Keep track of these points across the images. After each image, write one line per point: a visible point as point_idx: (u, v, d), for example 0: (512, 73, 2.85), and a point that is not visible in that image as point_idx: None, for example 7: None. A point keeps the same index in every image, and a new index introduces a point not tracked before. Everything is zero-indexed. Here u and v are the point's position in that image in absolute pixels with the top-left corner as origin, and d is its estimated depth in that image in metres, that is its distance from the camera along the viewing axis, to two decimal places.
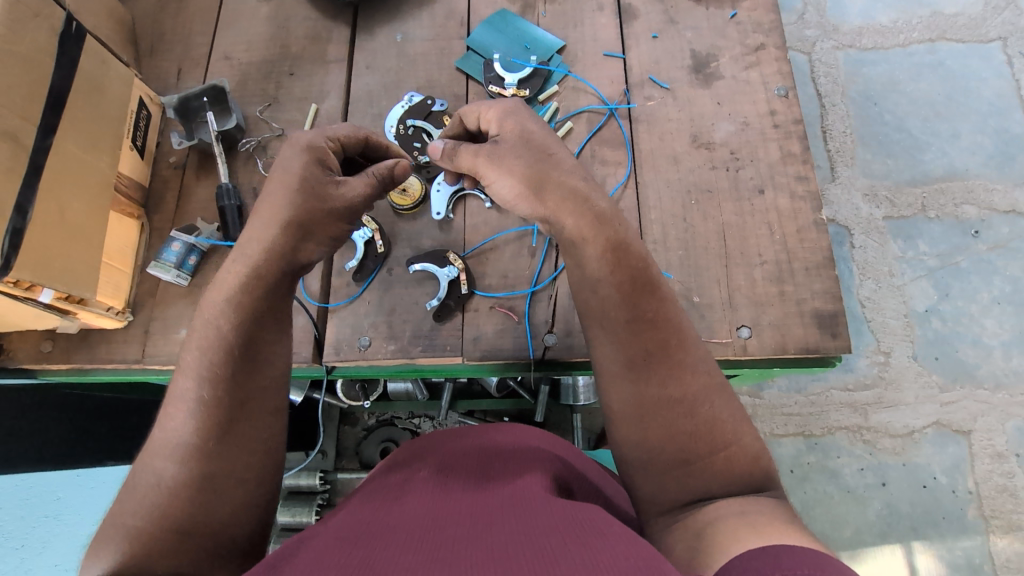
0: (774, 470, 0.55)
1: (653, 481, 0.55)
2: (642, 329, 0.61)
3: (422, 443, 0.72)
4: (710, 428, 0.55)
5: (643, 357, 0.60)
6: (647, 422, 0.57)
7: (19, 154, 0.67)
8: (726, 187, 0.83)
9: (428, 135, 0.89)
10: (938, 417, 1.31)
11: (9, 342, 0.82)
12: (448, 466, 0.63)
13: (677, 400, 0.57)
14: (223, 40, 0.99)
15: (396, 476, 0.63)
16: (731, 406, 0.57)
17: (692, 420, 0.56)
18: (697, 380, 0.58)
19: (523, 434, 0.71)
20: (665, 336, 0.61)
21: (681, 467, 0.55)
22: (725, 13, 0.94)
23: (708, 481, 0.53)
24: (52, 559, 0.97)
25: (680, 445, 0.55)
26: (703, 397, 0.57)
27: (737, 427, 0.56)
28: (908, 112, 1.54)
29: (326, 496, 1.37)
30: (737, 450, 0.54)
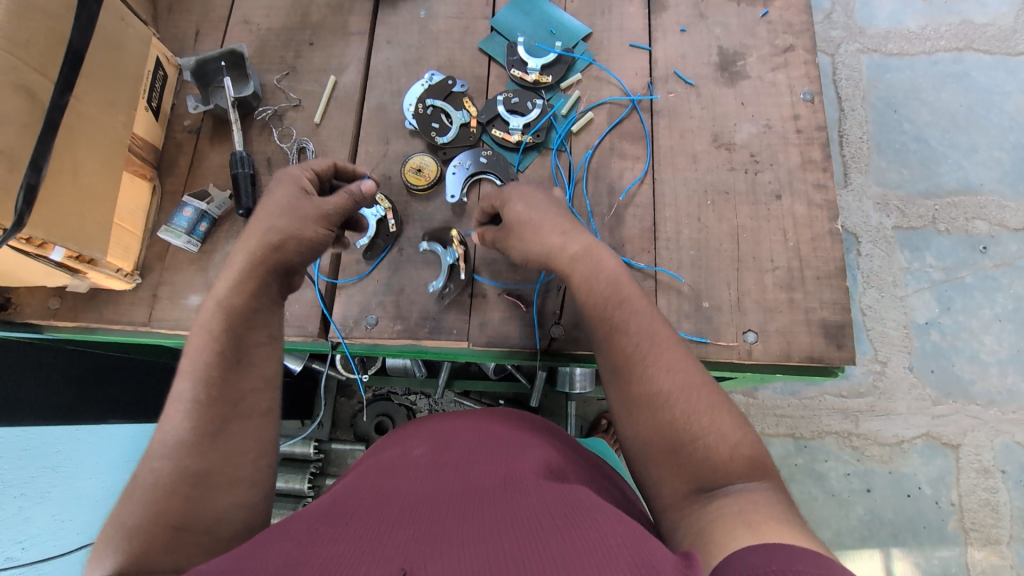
0: (765, 459, 0.52)
1: (652, 471, 0.54)
2: (618, 337, 0.62)
3: (420, 420, 0.73)
4: (690, 419, 0.54)
5: (623, 360, 0.60)
6: (634, 417, 0.57)
7: (36, 110, 0.66)
8: (744, 190, 0.83)
9: (447, 116, 0.88)
10: (928, 429, 1.32)
11: (17, 298, 0.82)
12: (442, 443, 0.64)
13: (654, 395, 0.57)
14: (244, 4, 0.97)
15: (391, 453, 0.64)
16: (711, 396, 0.55)
17: (670, 412, 0.55)
18: (673, 377, 0.57)
19: (518, 420, 0.71)
20: (638, 341, 0.61)
21: (669, 456, 0.53)
22: (756, 11, 0.92)
23: (694, 471, 0.52)
24: (49, 510, 0.99)
25: (665, 438, 0.54)
26: (679, 393, 0.56)
27: (711, 416, 0.54)
28: (928, 122, 1.52)
29: (319, 465, 1.41)
30: (719, 437, 0.52)
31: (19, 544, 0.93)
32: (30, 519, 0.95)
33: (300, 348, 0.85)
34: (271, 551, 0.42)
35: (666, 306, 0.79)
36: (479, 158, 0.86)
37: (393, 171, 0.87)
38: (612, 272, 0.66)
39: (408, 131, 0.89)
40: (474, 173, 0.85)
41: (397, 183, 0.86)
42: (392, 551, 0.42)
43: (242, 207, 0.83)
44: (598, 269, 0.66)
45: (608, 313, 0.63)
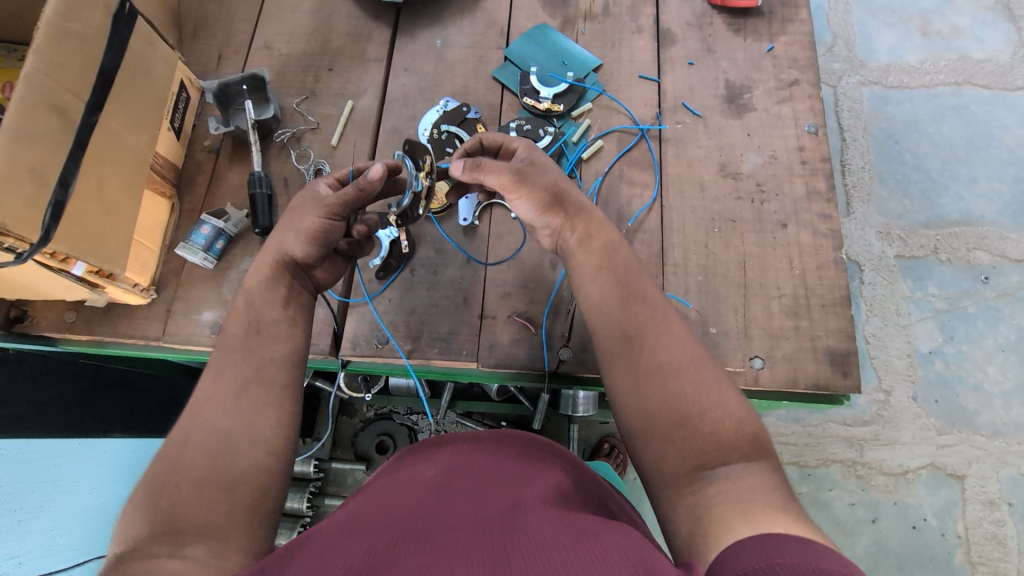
0: (766, 439, 0.54)
1: (654, 452, 0.55)
2: (635, 305, 0.64)
3: (431, 443, 0.73)
4: (697, 393, 0.56)
5: (634, 329, 0.62)
6: (642, 388, 0.58)
7: (67, 129, 0.68)
8: (750, 218, 0.85)
9: (461, 141, 0.90)
10: (933, 459, 1.32)
11: (34, 311, 0.84)
12: (452, 467, 0.65)
13: (664, 365, 0.58)
14: (266, 30, 1.00)
15: (401, 476, 0.64)
16: (718, 372, 0.58)
17: (679, 383, 0.57)
18: (684, 350, 0.60)
19: (528, 445, 0.71)
20: (652, 311, 0.63)
21: (674, 431, 0.54)
22: (762, 46, 0.95)
23: (697, 449, 0.53)
24: (46, 524, 0.93)
25: (671, 410, 0.55)
26: (689, 366, 0.58)
27: (719, 394, 0.56)
28: (928, 154, 1.55)
29: (319, 485, 1.41)
30: (726, 414, 0.54)
31: (15, 560, 0.85)
32: (25, 534, 0.88)
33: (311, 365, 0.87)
34: (289, 567, 0.43)
35: None
36: None
37: None
38: (620, 261, 0.69)
39: None
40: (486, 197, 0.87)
41: None
42: (403, 571, 0.42)
43: (258, 225, 0.85)
44: (612, 250, 0.70)
45: (630, 277, 0.66)
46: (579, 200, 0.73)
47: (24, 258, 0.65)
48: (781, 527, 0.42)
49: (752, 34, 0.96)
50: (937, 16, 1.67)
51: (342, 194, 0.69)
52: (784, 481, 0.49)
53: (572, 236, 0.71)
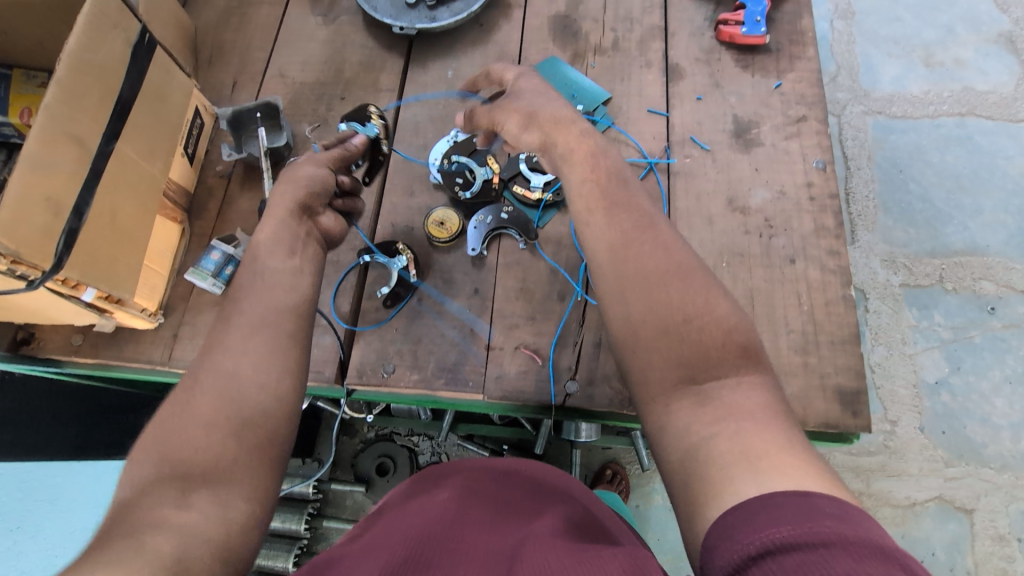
0: (751, 339, 0.55)
1: (639, 357, 0.55)
2: (617, 214, 0.63)
3: (450, 468, 0.74)
4: (685, 299, 0.56)
5: (618, 239, 0.61)
6: (627, 297, 0.58)
7: (84, 158, 0.69)
8: (758, 253, 0.85)
9: (471, 171, 0.91)
10: (941, 492, 1.30)
11: (41, 332, 0.84)
12: (467, 492, 0.65)
13: (650, 273, 0.58)
14: (280, 58, 1.02)
15: (416, 500, 0.65)
16: (704, 278, 0.58)
17: (665, 289, 0.57)
18: (668, 257, 0.59)
19: (544, 476, 0.72)
20: (637, 218, 0.63)
21: (662, 335, 0.55)
22: (770, 82, 0.97)
23: (684, 357, 0.53)
24: (44, 545, 0.88)
25: (657, 316, 0.56)
26: (673, 275, 0.58)
27: (706, 300, 0.56)
28: (932, 183, 1.55)
29: (317, 506, 1.40)
30: (713, 319, 0.55)
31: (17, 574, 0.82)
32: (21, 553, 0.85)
33: (315, 392, 0.86)
34: None
35: None
36: (500, 214, 0.88)
37: (415, 222, 0.90)
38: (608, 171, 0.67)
39: (432, 184, 0.92)
40: (494, 228, 0.87)
41: (419, 234, 0.89)
42: None
43: None
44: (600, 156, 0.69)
45: (614, 187, 0.66)
46: (559, 111, 0.72)
47: (35, 285, 0.65)
48: (786, 479, 0.41)
49: (760, 70, 0.98)
50: (941, 48, 1.69)
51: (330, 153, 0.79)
52: (773, 388, 0.51)
53: (558, 146, 0.70)
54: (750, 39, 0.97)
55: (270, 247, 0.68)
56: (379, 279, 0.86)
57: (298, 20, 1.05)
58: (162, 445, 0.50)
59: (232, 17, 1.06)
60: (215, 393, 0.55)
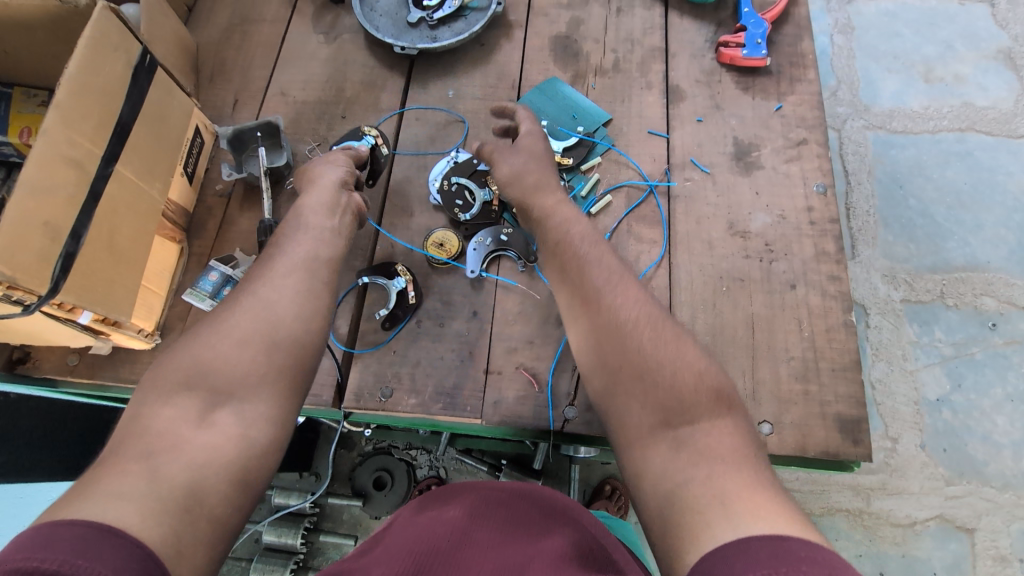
0: (725, 386, 0.56)
1: (617, 407, 0.57)
2: (588, 270, 0.66)
3: (461, 484, 0.75)
4: (657, 347, 0.59)
5: (592, 289, 0.65)
6: (602, 343, 0.61)
7: (83, 181, 0.69)
8: (758, 277, 0.84)
9: (471, 193, 0.91)
10: (941, 511, 1.29)
11: (37, 352, 0.84)
12: (476, 512, 0.65)
13: (623, 321, 0.61)
14: (282, 77, 1.02)
15: (426, 515, 0.66)
16: (674, 328, 0.61)
17: (637, 337, 0.59)
18: (640, 308, 0.62)
19: (551, 495, 0.71)
20: (605, 274, 0.66)
21: (637, 383, 0.57)
22: (770, 105, 0.97)
23: (660, 401, 0.55)
24: None
25: (631, 363, 0.58)
26: (640, 324, 0.61)
27: (677, 347, 0.59)
28: (932, 199, 1.55)
29: (313, 520, 1.39)
30: (686, 366, 0.57)
31: None
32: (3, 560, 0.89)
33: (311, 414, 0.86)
34: None
35: None
36: (500, 236, 0.88)
37: (415, 243, 0.89)
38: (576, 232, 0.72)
39: (431, 205, 0.92)
40: (493, 250, 0.87)
41: (418, 256, 0.89)
42: None
43: None
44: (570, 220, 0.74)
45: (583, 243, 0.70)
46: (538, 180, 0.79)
47: (30, 310, 0.65)
48: (760, 522, 0.42)
49: (760, 92, 0.98)
50: (940, 64, 1.69)
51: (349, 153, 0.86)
52: (745, 433, 0.52)
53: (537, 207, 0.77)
54: (751, 61, 0.97)
55: (268, 272, 0.68)
56: (377, 301, 0.86)
57: (300, 39, 1.05)
58: (186, 372, 0.56)
59: (234, 35, 1.06)
60: (246, 333, 0.60)
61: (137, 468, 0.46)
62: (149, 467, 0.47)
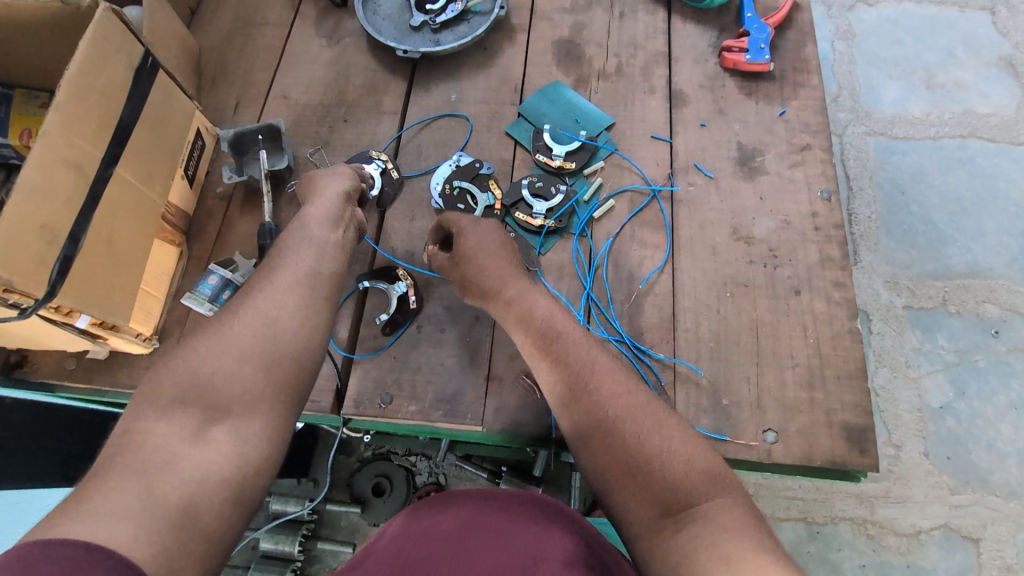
0: (714, 465, 0.58)
1: (617, 502, 0.58)
2: (567, 358, 0.67)
3: (451, 493, 0.73)
4: (642, 438, 0.59)
5: (574, 380, 0.65)
6: (589, 447, 0.61)
7: (82, 183, 0.68)
8: (763, 283, 0.84)
9: (472, 197, 0.90)
10: (946, 520, 1.27)
11: (34, 355, 0.83)
12: (469, 522, 0.64)
13: (604, 421, 0.61)
14: (283, 80, 1.02)
15: (418, 528, 0.64)
16: (656, 414, 0.62)
17: (623, 432, 0.60)
18: (619, 400, 0.63)
19: (549, 499, 0.70)
20: (578, 369, 0.66)
21: (630, 482, 0.57)
22: (774, 109, 0.96)
23: (656, 494, 0.56)
24: None
25: (621, 463, 0.59)
26: (623, 417, 0.61)
27: (661, 433, 0.60)
28: (934, 206, 1.54)
29: (311, 527, 1.37)
30: (672, 455, 0.58)
31: None
32: None
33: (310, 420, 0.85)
34: None
35: (685, 401, 0.77)
36: None
37: (416, 247, 0.89)
38: (544, 316, 0.71)
39: (433, 209, 0.91)
40: None
41: (419, 260, 0.88)
42: None
43: None
44: (534, 305, 0.72)
45: (552, 333, 0.69)
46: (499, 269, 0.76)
47: (27, 313, 0.64)
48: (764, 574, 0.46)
49: (764, 97, 0.97)
50: (941, 70, 1.69)
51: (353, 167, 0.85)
52: (746, 507, 0.54)
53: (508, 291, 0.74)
54: (754, 66, 0.97)
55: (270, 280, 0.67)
56: (378, 305, 0.85)
57: (302, 42, 1.05)
58: (179, 392, 0.56)
59: (236, 38, 1.06)
60: (239, 350, 0.60)
61: (131, 485, 0.47)
62: (143, 484, 0.47)
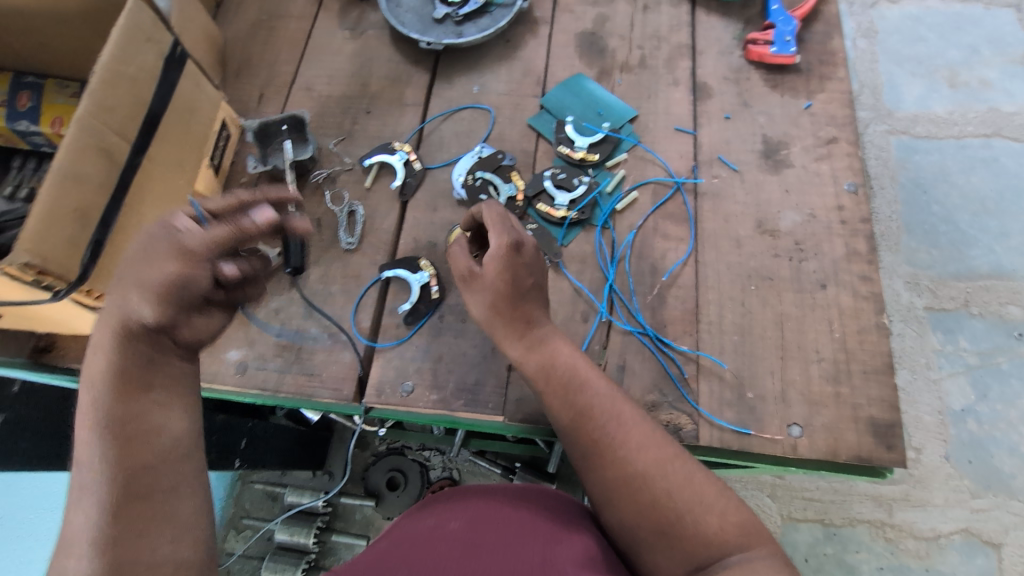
0: (746, 520, 0.57)
1: (649, 557, 0.57)
2: (592, 412, 0.65)
3: (453, 492, 0.71)
4: (675, 493, 0.58)
5: (601, 439, 0.63)
6: (617, 506, 0.60)
7: (113, 169, 0.69)
8: (788, 277, 0.83)
9: (495, 188, 0.90)
10: (967, 525, 1.25)
11: (61, 341, 0.84)
12: (479, 518, 0.63)
13: (633, 476, 0.60)
14: (307, 71, 1.02)
15: (424, 527, 0.62)
16: (686, 466, 0.60)
17: (654, 488, 0.59)
18: (646, 454, 0.61)
19: (557, 499, 0.69)
20: (601, 422, 0.64)
21: (660, 539, 0.57)
22: (799, 102, 0.95)
23: (688, 551, 0.55)
24: (53, 555, 0.94)
25: (651, 523, 0.58)
26: (654, 472, 0.60)
27: (692, 487, 0.59)
28: (957, 206, 1.52)
29: (326, 519, 1.38)
30: (705, 511, 0.57)
31: None
32: None
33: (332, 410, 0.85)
34: None
35: (708, 394, 0.77)
36: (525, 231, 0.87)
37: (437, 238, 0.89)
38: (562, 363, 0.68)
39: (455, 200, 0.91)
40: None
41: (441, 250, 0.88)
42: None
43: (290, 265, 0.85)
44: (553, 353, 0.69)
45: (572, 384, 0.67)
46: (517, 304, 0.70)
47: (60, 296, 0.65)
48: None
49: (789, 90, 0.96)
50: (966, 68, 1.66)
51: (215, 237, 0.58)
52: (782, 559, 0.52)
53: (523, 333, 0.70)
54: (779, 59, 0.96)
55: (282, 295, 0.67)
56: (400, 295, 0.85)
57: (326, 34, 1.06)
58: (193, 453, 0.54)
59: (261, 30, 1.07)
60: None
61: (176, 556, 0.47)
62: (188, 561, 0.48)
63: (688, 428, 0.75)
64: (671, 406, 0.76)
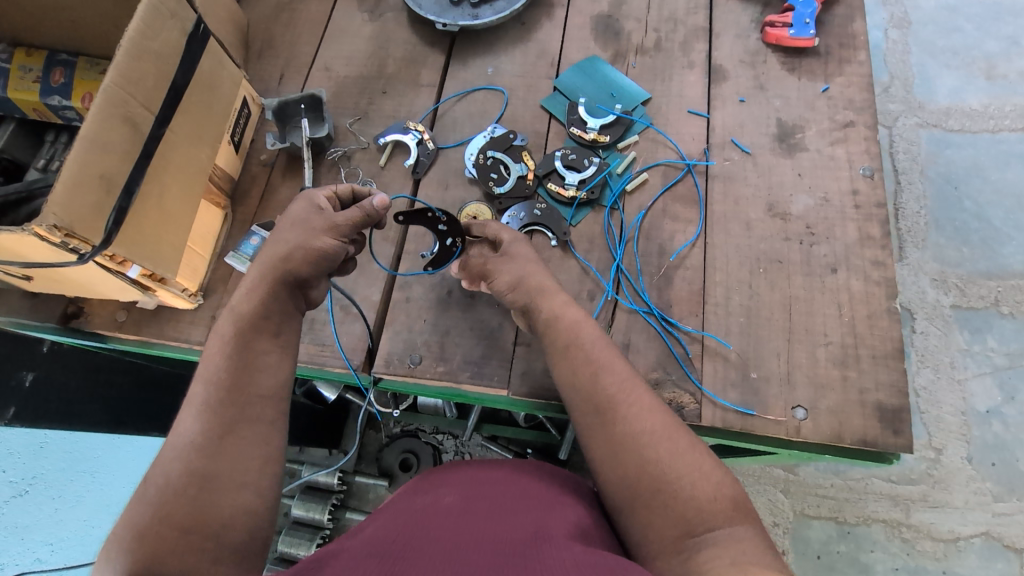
0: (741, 495, 0.55)
1: (638, 522, 0.55)
2: (603, 375, 0.64)
3: (449, 469, 0.72)
4: (673, 458, 0.56)
5: (605, 400, 0.62)
6: (619, 461, 0.58)
7: (137, 140, 0.72)
8: (798, 260, 0.82)
9: (506, 167, 0.91)
10: (988, 528, 1.22)
11: (89, 307, 0.88)
12: (473, 491, 0.64)
13: (639, 434, 0.59)
14: (326, 53, 1.05)
15: (420, 500, 0.63)
16: (690, 436, 0.59)
17: (654, 450, 0.57)
18: (654, 419, 0.60)
19: (555, 476, 0.69)
20: (619, 383, 0.63)
21: (656, 501, 0.55)
22: (817, 86, 0.94)
23: (681, 516, 0.53)
24: (81, 515, 0.99)
25: (650, 478, 0.56)
26: (660, 436, 0.58)
27: (693, 453, 0.57)
28: (990, 202, 1.47)
29: (341, 497, 1.41)
30: (704, 477, 0.55)
31: (48, 547, 0.94)
32: (63, 522, 0.96)
33: (326, 377, 0.85)
34: None
35: (712, 374, 0.77)
36: (533, 211, 0.88)
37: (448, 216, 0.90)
38: (566, 320, 0.70)
39: (467, 179, 0.92)
40: (526, 224, 0.87)
41: None
42: None
43: None
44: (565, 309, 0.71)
45: (559, 332, 0.69)
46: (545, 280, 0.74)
47: (85, 259, 0.68)
48: None
49: (807, 73, 0.95)
50: (1004, 60, 1.60)
51: (349, 216, 0.72)
52: (768, 540, 0.51)
53: (535, 298, 0.72)
54: (799, 41, 0.94)
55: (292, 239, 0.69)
56: (421, 243, 0.88)
57: (345, 17, 1.07)
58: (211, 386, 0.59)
59: (283, 13, 1.09)
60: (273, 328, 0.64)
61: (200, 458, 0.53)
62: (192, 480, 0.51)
63: (690, 407, 0.75)
64: (674, 385, 0.77)
